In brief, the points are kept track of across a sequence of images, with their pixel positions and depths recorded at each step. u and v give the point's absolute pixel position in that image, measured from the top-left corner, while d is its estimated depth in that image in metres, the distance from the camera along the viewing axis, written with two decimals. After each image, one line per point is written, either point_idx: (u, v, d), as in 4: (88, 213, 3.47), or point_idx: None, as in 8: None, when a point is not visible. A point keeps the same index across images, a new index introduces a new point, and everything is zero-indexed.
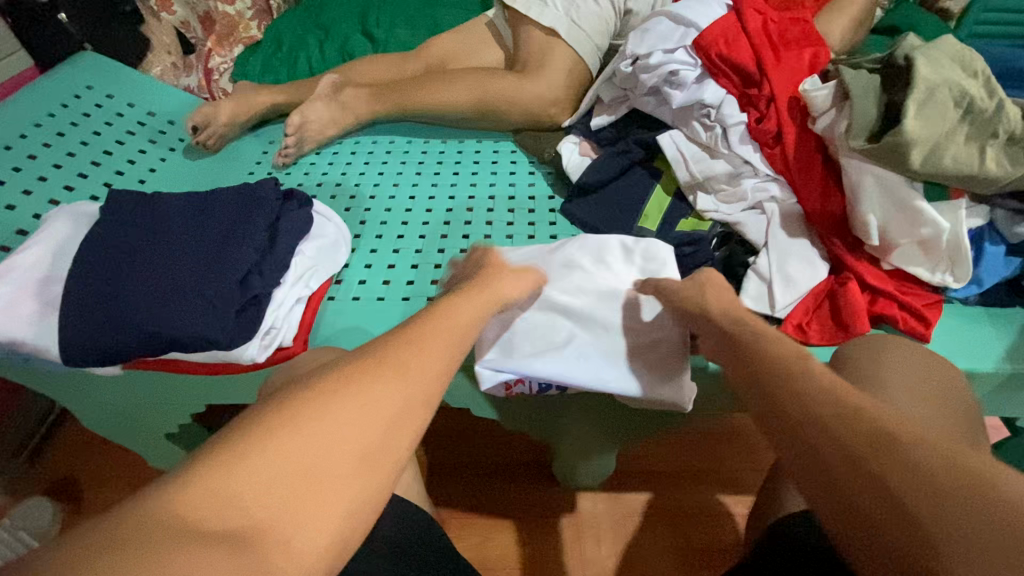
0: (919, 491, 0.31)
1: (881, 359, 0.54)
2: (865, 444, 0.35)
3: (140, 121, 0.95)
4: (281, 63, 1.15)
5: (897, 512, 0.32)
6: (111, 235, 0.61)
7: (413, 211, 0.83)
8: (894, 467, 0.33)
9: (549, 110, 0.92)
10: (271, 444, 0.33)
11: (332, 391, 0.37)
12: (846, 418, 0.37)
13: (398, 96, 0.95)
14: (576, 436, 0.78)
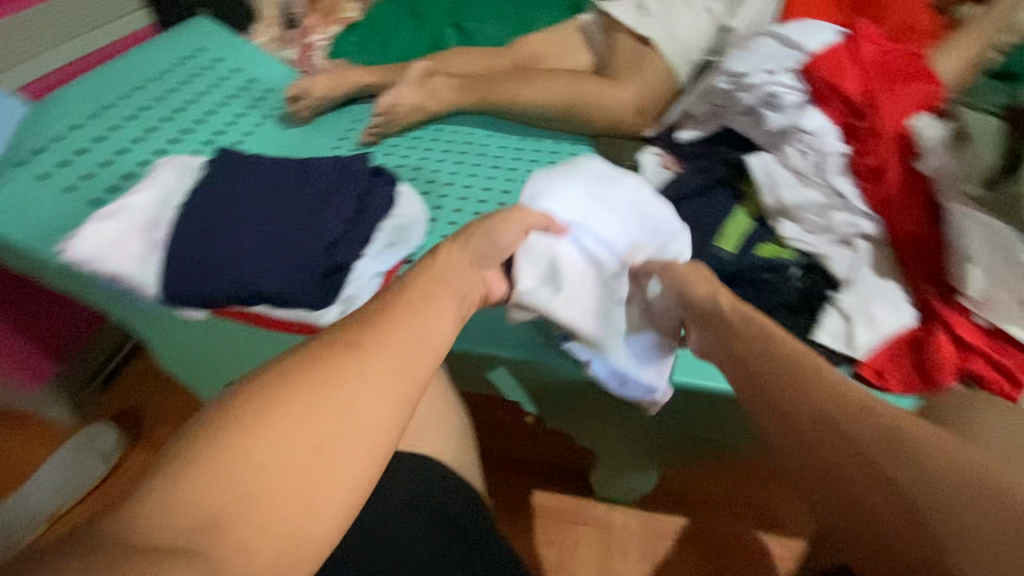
0: (902, 491, 0.42)
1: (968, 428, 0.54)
2: (874, 471, 0.44)
3: (243, 87, 0.98)
4: (374, 46, 1.19)
5: (896, 512, 0.43)
6: (213, 190, 0.65)
7: (487, 202, 0.85)
8: (904, 478, 0.43)
9: (633, 117, 0.92)
10: (251, 445, 0.34)
11: (288, 392, 0.36)
12: (877, 434, 0.45)
13: (484, 88, 0.97)
14: (619, 448, 0.77)
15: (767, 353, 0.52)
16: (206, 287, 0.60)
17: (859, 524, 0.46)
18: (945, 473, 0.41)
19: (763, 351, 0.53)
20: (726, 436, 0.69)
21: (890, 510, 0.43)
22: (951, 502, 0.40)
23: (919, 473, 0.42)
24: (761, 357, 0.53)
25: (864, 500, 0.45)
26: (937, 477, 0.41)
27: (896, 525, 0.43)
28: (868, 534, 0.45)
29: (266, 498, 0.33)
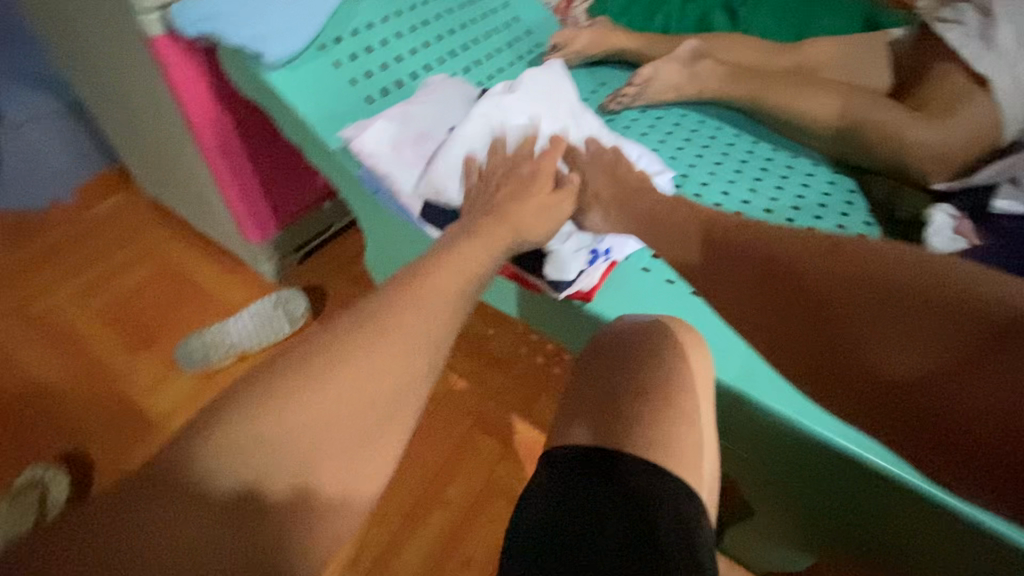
0: (884, 303, 0.48)
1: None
2: (887, 289, 0.48)
3: (507, 22, 0.97)
4: (636, 11, 1.13)
5: (922, 308, 0.46)
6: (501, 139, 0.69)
7: (723, 205, 0.79)
8: (901, 297, 0.47)
9: (926, 165, 0.78)
10: (311, 388, 0.45)
11: (336, 355, 0.47)
12: (831, 255, 0.51)
13: (754, 85, 0.88)
14: (782, 521, 0.69)
15: (842, 253, 0.52)
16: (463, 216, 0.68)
17: (901, 352, 0.46)
18: (895, 284, 0.48)
19: (850, 257, 0.51)
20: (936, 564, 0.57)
21: (931, 308, 0.46)
22: (891, 308, 0.47)
23: (887, 308, 0.47)
24: (825, 267, 0.51)
25: (937, 329, 0.45)
26: (901, 281, 0.48)
27: (987, 388, 0.43)
28: (841, 321, 0.49)
29: (324, 392, 0.45)
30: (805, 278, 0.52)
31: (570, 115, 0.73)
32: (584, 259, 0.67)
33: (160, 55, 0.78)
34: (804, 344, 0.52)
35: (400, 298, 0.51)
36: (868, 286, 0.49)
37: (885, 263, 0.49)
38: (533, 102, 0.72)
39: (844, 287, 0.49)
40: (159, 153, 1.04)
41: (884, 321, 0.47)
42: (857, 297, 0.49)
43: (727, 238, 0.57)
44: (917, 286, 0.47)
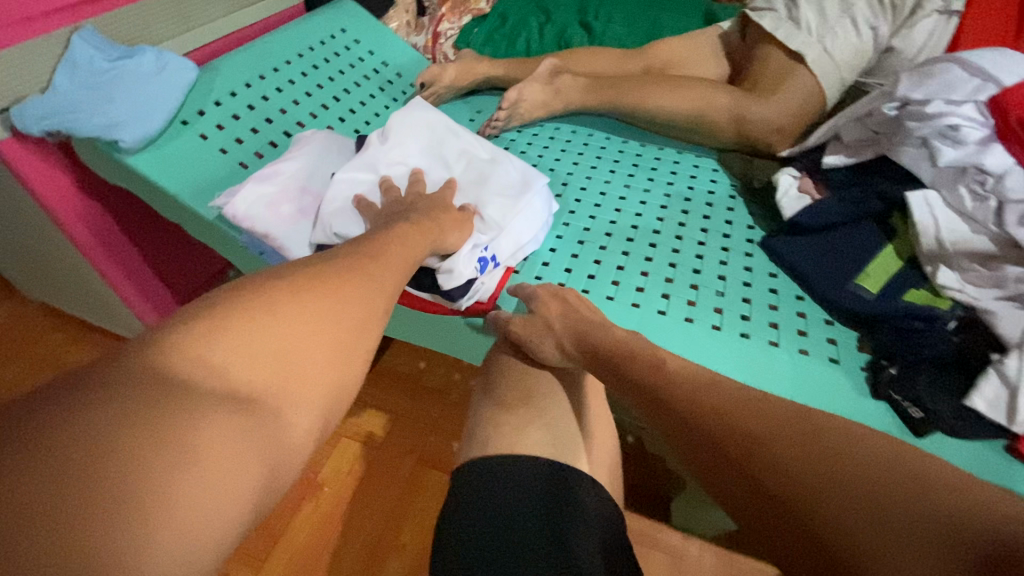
0: (883, 509, 0.37)
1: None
2: (916, 482, 0.38)
3: (375, 69, 1.03)
4: (500, 38, 1.20)
5: (934, 509, 0.36)
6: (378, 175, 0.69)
7: (603, 207, 0.84)
8: (895, 491, 0.37)
9: (768, 137, 0.87)
10: (269, 323, 0.39)
11: (295, 302, 0.41)
12: (813, 449, 0.42)
13: (612, 90, 0.95)
14: None
15: (816, 428, 0.43)
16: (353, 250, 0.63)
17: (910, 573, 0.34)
18: (881, 471, 0.39)
19: (828, 433, 0.43)
20: None
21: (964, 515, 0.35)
22: (877, 494, 0.38)
23: (872, 498, 0.37)
24: (787, 427, 0.44)
25: (950, 545, 0.34)
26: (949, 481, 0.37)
27: None
28: (825, 527, 0.38)
29: (283, 336, 0.39)
30: (769, 441, 0.43)
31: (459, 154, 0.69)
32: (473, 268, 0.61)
33: (7, 158, 0.74)
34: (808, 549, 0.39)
35: (351, 266, 0.48)
36: (844, 469, 0.39)
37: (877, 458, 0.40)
38: (410, 140, 0.73)
39: (815, 466, 0.40)
40: (36, 255, 0.98)
41: (872, 512, 0.37)
42: (844, 480, 0.39)
43: (691, 419, 0.48)
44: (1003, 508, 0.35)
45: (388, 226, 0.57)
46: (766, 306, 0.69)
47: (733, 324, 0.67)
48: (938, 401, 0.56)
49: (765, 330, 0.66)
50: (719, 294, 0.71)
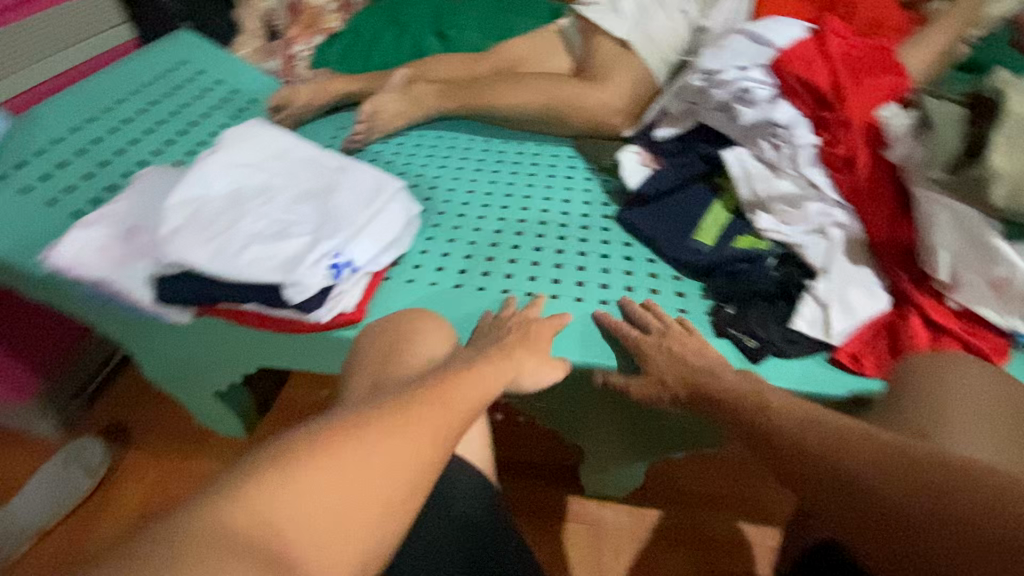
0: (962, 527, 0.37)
1: (941, 396, 0.50)
2: (840, 477, 0.43)
3: (225, 97, 0.99)
4: (356, 54, 1.20)
5: (1023, 531, 0.35)
6: (216, 193, 0.62)
7: (470, 203, 0.86)
8: (823, 475, 0.44)
9: (612, 119, 0.93)
10: (316, 468, 0.34)
11: (375, 435, 0.37)
12: (818, 438, 0.46)
13: (465, 93, 0.98)
14: (597, 441, 0.78)
15: (831, 423, 0.47)
16: (195, 281, 0.58)
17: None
18: (869, 453, 0.43)
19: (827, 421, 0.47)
20: (681, 426, 0.72)
21: (1017, 512, 0.36)
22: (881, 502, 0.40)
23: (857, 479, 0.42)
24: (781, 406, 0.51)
25: (994, 564, 0.35)
26: (873, 463, 0.42)
27: None
28: (860, 522, 0.41)
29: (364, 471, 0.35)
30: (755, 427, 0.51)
31: (305, 165, 0.68)
32: (326, 272, 0.58)
33: None
34: (842, 527, 0.42)
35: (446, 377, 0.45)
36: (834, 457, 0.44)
37: (870, 442, 0.44)
38: (248, 151, 0.67)
39: (823, 440, 0.46)
40: None
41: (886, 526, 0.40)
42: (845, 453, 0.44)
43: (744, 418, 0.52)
44: (889, 485, 0.40)
45: (259, 270, 0.56)
46: (622, 273, 0.75)
47: (592, 293, 0.72)
48: (768, 327, 0.64)
49: (620, 294, 0.72)
50: (580, 269, 0.75)
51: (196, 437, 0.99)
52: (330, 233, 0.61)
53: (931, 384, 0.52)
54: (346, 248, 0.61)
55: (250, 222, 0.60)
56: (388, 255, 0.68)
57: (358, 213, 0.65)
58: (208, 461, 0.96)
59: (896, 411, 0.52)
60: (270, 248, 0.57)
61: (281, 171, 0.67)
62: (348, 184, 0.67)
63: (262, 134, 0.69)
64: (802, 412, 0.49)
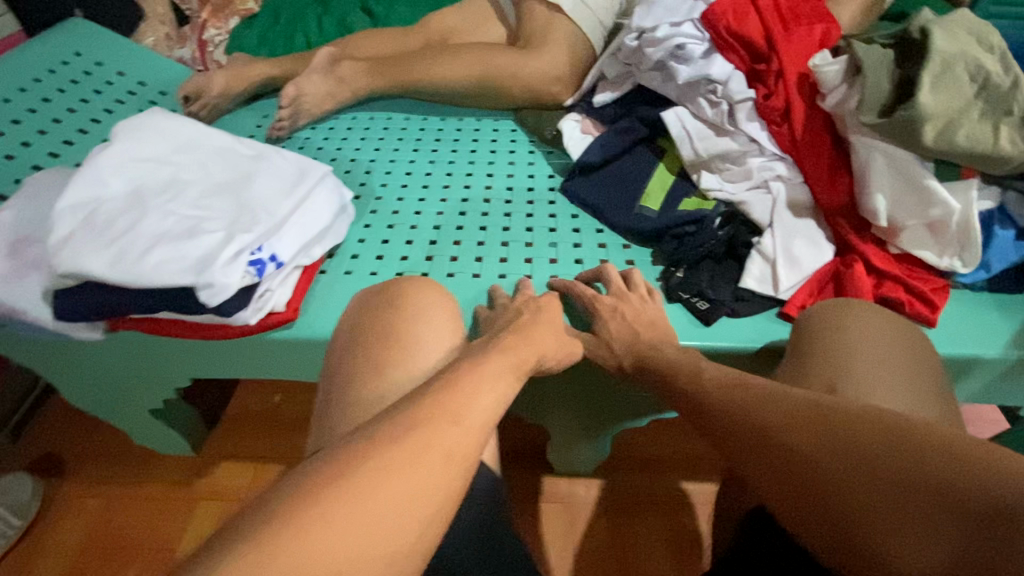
0: (868, 468, 0.36)
1: (844, 341, 0.50)
2: (758, 434, 0.42)
3: (130, 90, 0.93)
4: (277, 37, 1.12)
5: (930, 470, 0.34)
6: (114, 193, 0.56)
7: (409, 186, 0.82)
8: (752, 434, 0.42)
9: (551, 87, 0.89)
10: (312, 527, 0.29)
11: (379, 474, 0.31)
12: (737, 398, 0.45)
13: (396, 69, 0.92)
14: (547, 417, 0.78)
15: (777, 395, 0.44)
16: (99, 291, 0.52)
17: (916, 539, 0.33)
18: (817, 421, 0.40)
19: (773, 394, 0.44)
20: (617, 398, 0.71)
21: (924, 452, 0.35)
22: (832, 458, 0.37)
23: (811, 440, 0.39)
24: (728, 385, 0.48)
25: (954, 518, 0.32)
26: (793, 416, 0.41)
27: None
28: (785, 483, 0.39)
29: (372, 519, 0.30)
30: (704, 407, 0.48)
31: (216, 155, 0.62)
32: (246, 270, 0.53)
33: None
34: (765, 488, 0.41)
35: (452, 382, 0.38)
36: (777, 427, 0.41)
37: (787, 397, 0.43)
38: (150, 144, 0.60)
39: (772, 412, 0.42)
40: None
41: (844, 487, 0.36)
42: (794, 424, 0.41)
43: (699, 399, 0.48)
44: (804, 435, 0.39)
45: (168, 273, 0.50)
46: (570, 246, 0.72)
47: (540, 269, 0.70)
48: (718, 288, 0.63)
49: (570, 267, 0.70)
50: (527, 245, 0.73)
51: (138, 459, 0.93)
52: (248, 228, 0.56)
53: (853, 330, 0.51)
54: (268, 242, 0.57)
55: (155, 221, 0.54)
56: (320, 245, 0.63)
57: (280, 203, 0.60)
58: (153, 485, 0.90)
59: (804, 365, 0.50)
60: (179, 249, 0.52)
61: (188, 164, 0.61)
62: (266, 174, 0.62)
63: (165, 125, 0.63)
64: (727, 379, 0.48)
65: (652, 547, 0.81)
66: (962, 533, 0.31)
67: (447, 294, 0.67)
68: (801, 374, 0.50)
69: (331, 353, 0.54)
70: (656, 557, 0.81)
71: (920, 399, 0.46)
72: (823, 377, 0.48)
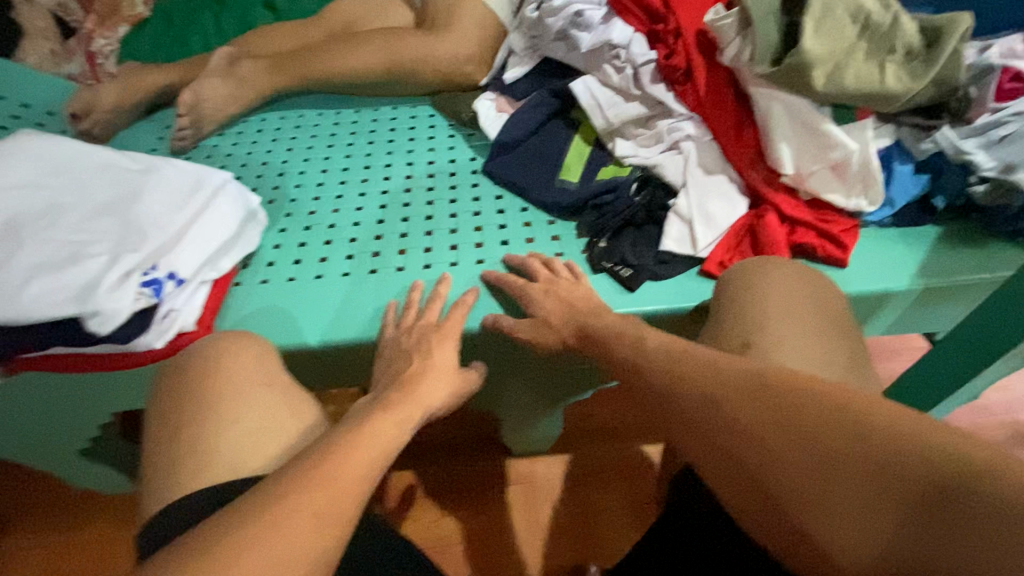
0: (815, 451, 0.36)
1: (754, 300, 0.51)
2: (701, 412, 0.41)
3: (13, 114, 0.86)
4: (172, 41, 1.06)
5: (874, 445, 0.34)
6: None
7: (326, 184, 0.78)
8: (689, 405, 0.42)
9: (463, 67, 0.86)
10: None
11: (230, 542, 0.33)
12: (678, 371, 0.44)
13: (300, 65, 0.88)
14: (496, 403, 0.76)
15: (714, 362, 0.43)
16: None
17: (857, 518, 0.34)
18: (769, 395, 0.39)
19: (714, 362, 0.43)
20: (568, 373, 0.70)
21: (871, 432, 0.35)
22: (781, 434, 0.37)
23: (762, 413, 0.38)
24: (649, 354, 0.47)
25: (894, 490, 0.33)
26: (735, 388, 0.40)
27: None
28: (723, 455, 0.39)
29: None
30: (641, 377, 0.47)
31: (98, 173, 0.58)
32: (139, 292, 0.50)
33: None
34: (706, 464, 0.41)
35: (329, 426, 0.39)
36: (719, 402, 0.40)
37: (731, 369, 0.41)
38: (20, 168, 0.56)
39: (715, 383, 0.41)
40: None
41: (787, 466, 0.36)
42: (742, 397, 0.39)
43: (635, 368, 0.47)
44: (747, 412, 0.39)
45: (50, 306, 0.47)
46: (495, 228, 0.71)
47: (467, 255, 0.68)
48: (639, 253, 0.63)
49: (496, 250, 0.69)
50: (452, 232, 0.71)
51: (77, 505, 0.88)
52: (137, 246, 0.53)
53: (744, 292, 0.52)
54: (163, 259, 0.54)
55: (32, 252, 0.50)
56: (228, 256, 0.60)
57: (173, 215, 0.57)
58: (98, 529, 0.85)
59: (716, 327, 0.52)
60: (59, 278, 0.49)
61: (67, 186, 0.56)
62: (154, 187, 0.58)
63: (36, 147, 0.58)
64: (667, 343, 0.47)
65: (614, 514, 0.83)
66: (906, 511, 0.32)
67: (372, 293, 0.65)
68: (714, 336, 0.51)
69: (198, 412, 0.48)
70: (619, 523, 0.82)
71: (841, 361, 0.48)
72: (735, 336, 0.49)
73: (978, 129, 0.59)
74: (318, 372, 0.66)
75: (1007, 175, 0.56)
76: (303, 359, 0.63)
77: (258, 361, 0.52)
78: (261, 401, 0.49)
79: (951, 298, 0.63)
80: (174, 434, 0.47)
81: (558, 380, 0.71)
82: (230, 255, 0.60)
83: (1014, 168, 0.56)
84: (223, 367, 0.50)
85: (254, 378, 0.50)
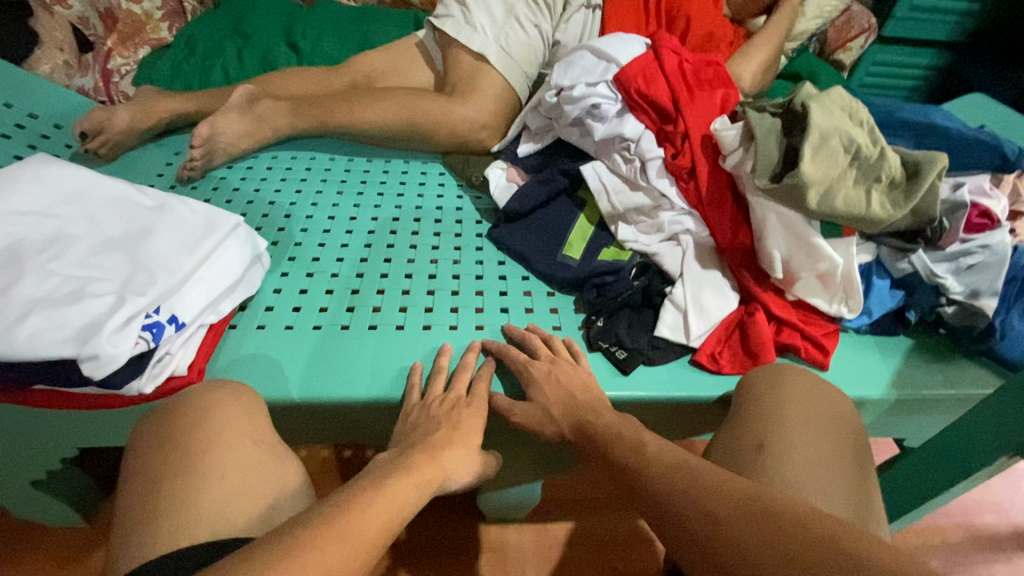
0: (794, 562, 0.37)
1: (774, 407, 0.54)
2: (700, 517, 0.43)
3: (17, 123, 0.86)
4: (191, 69, 1.07)
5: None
6: None
7: (332, 231, 0.79)
8: (687, 515, 0.43)
9: (478, 134, 0.90)
10: None
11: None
12: (675, 478, 0.46)
13: (319, 110, 0.89)
14: None
15: (711, 475, 0.45)
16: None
17: None
18: (765, 517, 0.40)
19: (711, 476, 0.45)
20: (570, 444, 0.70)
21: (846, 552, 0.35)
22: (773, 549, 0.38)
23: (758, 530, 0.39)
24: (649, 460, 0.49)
25: None
26: (727, 507, 0.42)
27: None
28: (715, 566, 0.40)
29: None
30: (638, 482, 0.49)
31: (110, 206, 0.58)
32: (140, 335, 0.49)
33: None
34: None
35: (350, 507, 0.39)
36: (713, 515, 0.42)
37: (729, 486, 0.44)
38: (31, 195, 0.56)
39: (714, 497, 0.43)
40: None
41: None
42: (738, 514, 0.41)
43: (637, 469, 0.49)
44: (739, 526, 0.40)
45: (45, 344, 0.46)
46: (496, 294, 0.73)
47: (466, 319, 0.69)
48: (634, 336, 0.65)
49: (497, 317, 0.70)
50: (454, 294, 0.72)
51: (8, 539, 0.80)
52: (144, 288, 0.52)
53: (766, 402, 0.55)
54: (166, 302, 0.53)
55: (32, 283, 0.50)
56: (228, 300, 0.59)
57: (183, 256, 0.57)
58: (32, 568, 0.78)
59: (737, 431, 0.54)
60: (59, 317, 0.48)
61: (76, 217, 0.56)
62: (164, 226, 0.58)
63: (51, 174, 0.58)
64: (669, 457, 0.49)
65: None
66: None
67: (367, 349, 0.65)
68: (732, 441, 0.54)
69: (175, 452, 0.47)
70: None
71: (843, 484, 0.49)
72: (751, 438, 0.53)
73: (949, 255, 0.65)
74: (303, 424, 0.64)
75: (972, 301, 0.63)
76: (288, 409, 0.62)
77: (248, 412, 0.51)
78: (250, 454, 0.48)
79: (922, 410, 0.67)
80: (153, 488, 0.45)
81: (552, 452, 0.71)
82: (232, 298, 0.59)
83: (979, 294, 0.63)
84: (214, 417, 0.49)
85: (242, 433, 0.49)
